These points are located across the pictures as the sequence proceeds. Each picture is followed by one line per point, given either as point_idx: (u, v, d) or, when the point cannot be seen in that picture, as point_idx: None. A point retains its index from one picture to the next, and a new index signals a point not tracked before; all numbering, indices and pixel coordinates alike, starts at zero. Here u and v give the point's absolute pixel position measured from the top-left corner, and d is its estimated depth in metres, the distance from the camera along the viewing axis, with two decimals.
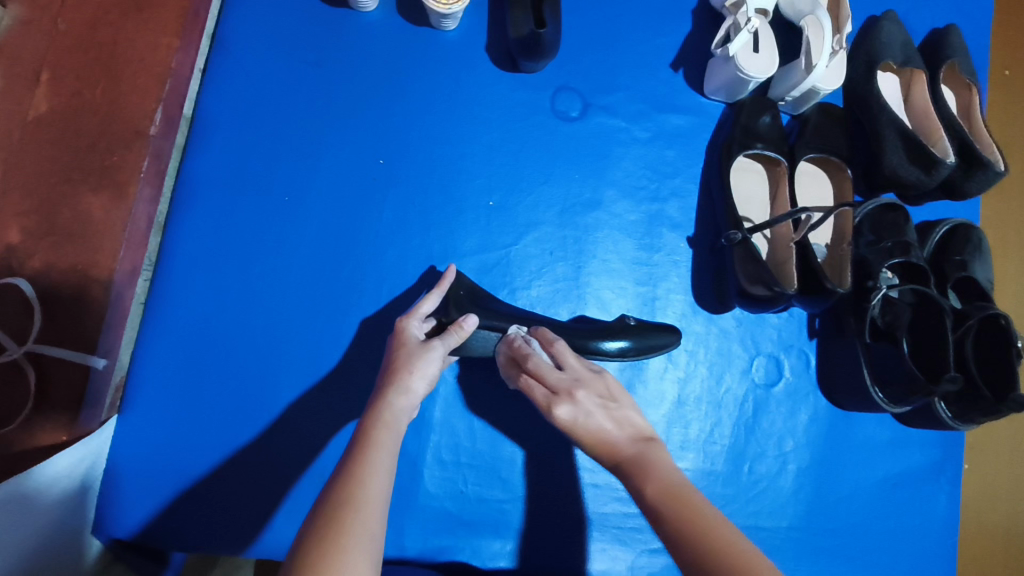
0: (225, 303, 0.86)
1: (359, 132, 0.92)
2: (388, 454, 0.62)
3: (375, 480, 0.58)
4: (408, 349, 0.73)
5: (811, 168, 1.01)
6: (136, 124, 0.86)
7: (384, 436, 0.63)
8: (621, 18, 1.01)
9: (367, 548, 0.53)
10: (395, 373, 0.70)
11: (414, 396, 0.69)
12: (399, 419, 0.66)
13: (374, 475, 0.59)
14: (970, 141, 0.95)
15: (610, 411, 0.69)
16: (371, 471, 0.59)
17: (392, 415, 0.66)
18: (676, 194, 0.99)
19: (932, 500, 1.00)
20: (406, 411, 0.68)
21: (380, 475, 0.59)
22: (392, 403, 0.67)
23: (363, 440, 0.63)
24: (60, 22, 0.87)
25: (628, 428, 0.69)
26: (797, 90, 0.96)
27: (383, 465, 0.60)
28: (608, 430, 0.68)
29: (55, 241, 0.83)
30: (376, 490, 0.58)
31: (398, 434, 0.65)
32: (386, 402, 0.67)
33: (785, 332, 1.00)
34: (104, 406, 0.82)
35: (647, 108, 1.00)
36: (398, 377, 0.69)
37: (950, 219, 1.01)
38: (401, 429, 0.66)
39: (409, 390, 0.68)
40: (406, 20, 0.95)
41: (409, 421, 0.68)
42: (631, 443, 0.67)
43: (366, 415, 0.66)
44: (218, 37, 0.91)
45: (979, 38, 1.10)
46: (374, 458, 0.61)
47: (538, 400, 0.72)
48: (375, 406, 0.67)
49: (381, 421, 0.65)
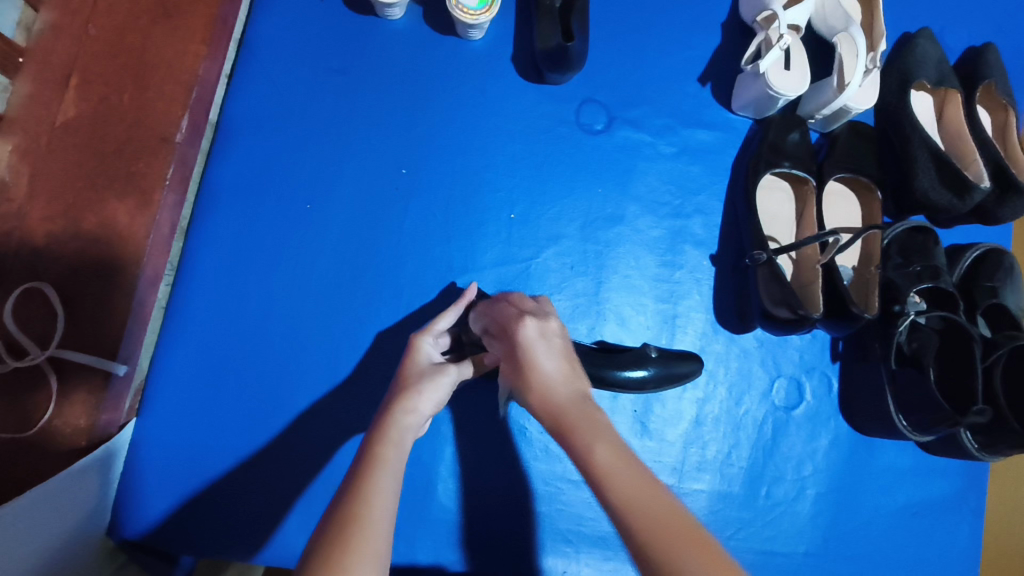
0: (246, 311, 0.86)
1: (383, 143, 0.92)
2: (395, 474, 0.61)
3: (381, 497, 0.57)
4: (417, 365, 0.72)
5: (839, 188, 0.99)
6: (162, 131, 0.84)
7: (390, 454, 0.62)
8: (649, 32, 0.99)
9: (372, 564, 0.52)
10: (404, 392, 0.68)
11: (419, 414, 0.67)
12: (404, 436, 0.65)
13: (380, 492, 0.58)
14: (1005, 165, 0.92)
15: (559, 355, 0.68)
16: (377, 489, 0.58)
17: (399, 427, 0.65)
18: (700, 211, 0.98)
19: (954, 529, 0.98)
20: (412, 428, 0.66)
21: (385, 493, 0.58)
22: (399, 419, 0.65)
23: (369, 456, 0.61)
24: (90, 26, 0.84)
25: (575, 381, 0.67)
26: (827, 109, 0.94)
27: (387, 482, 0.59)
28: (550, 366, 0.67)
29: (79, 247, 0.79)
30: (380, 506, 0.57)
31: (404, 452, 0.64)
32: (392, 419, 0.65)
33: (807, 354, 0.98)
34: (124, 408, 0.81)
35: (672, 122, 0.98)
36: (406, 396, 0.67)
37: (981, 244, 0.98)
38: (406, 448, 0.64)
39: (414, 409, 0.67)
40: (432, 29, 0.94)
41: (414, 440, 0.66)
42: (571, 397, 0.65)
43: (372, 429, 0.65)
44: (245, 44, 0.91)
45: (1015, 56, 1.07)
46: (378, 475, 0.59)
47: (506, 315, 0.73)
48: (380, 421, 0.65)
49: (387, 438, 0.63)
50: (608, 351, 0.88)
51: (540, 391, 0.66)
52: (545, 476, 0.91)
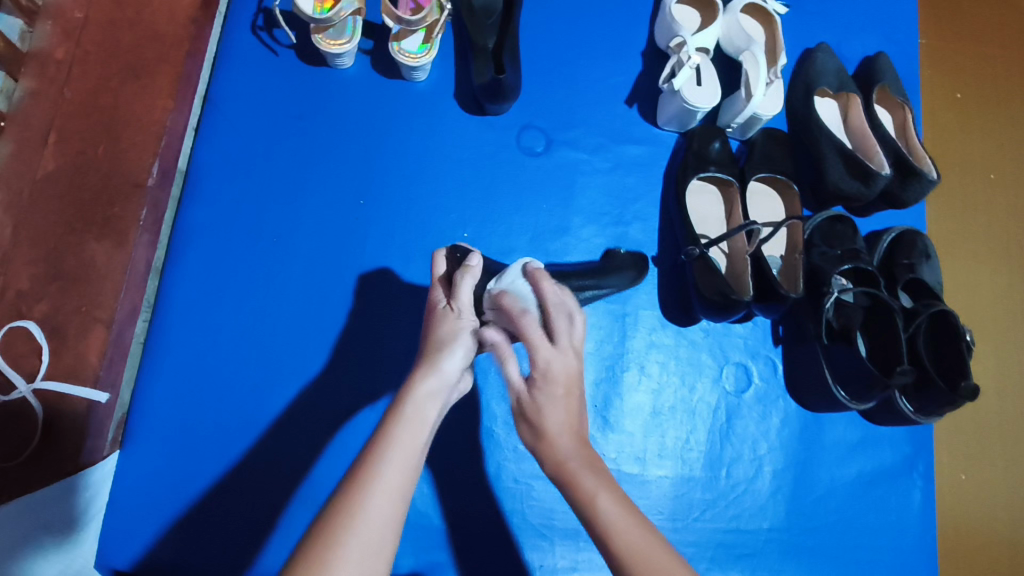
0: (222, 339, 0.92)
1: (341, 177, 1.00)
2: (404, 456, 0.60)
3: (382, 485, 0.58)
4: (451, 327, 0.71)
5: (762, 188, 1.08)
6: (135, 177, 0.91)
7: (404, 433, 0.62)
8: (578, 63, 1.10)
9: (358, 555, 0.54)
10: (430, 353, 0.69)
11: (445, 376, 0.67)
12: (427, 407, 0.65)
13: (392, 473, 0.59)
14: (903, 154, 1.02)
15: (572, 408, 0.68)
16: (379, 475, 0.58)
17: (422, 398, 0.65)
18: (639, 218, 1.07)
19: (907, 495, 1.04)
20: (437, 394, 0.66)
21: (387, 481, 0.58)
22: (420, 390, 0.65)
23: (383, 436, 0.62)
24: (66, 90, 0.92)
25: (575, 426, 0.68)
26: (740, 117, 1.04)
27: (404, 456, 0.60)
28: (562, 416, 0.67)
29: (60, 286, 0.85)
30: (391, 481, 0.58)
31: (420, 429, 0.63)
32: (411, 394, 0.65)
33: (750, 339, 1.06)
34: (107, 440, 0.85)
35: (605, 141, 1.08)
36: (430, 358, 0.68)
37: (896, 227, 1.08)
38: (422, 424, 0.64)
39: (441, 370, 0.66)
40: (380, 75, 1.04)
41: (437, 411, 0.66)
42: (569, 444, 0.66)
43: (395, 401, 0.65)
44: (210, 99, 1.00)
45: (907, 63, 1.21)
46: (387, 457, 0.60)
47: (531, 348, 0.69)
48: (403, 393, 0.65)
49: (403, 415, 0.63)
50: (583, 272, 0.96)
51: (545, 448, 0.67)
52: (516, 474, 0.95)
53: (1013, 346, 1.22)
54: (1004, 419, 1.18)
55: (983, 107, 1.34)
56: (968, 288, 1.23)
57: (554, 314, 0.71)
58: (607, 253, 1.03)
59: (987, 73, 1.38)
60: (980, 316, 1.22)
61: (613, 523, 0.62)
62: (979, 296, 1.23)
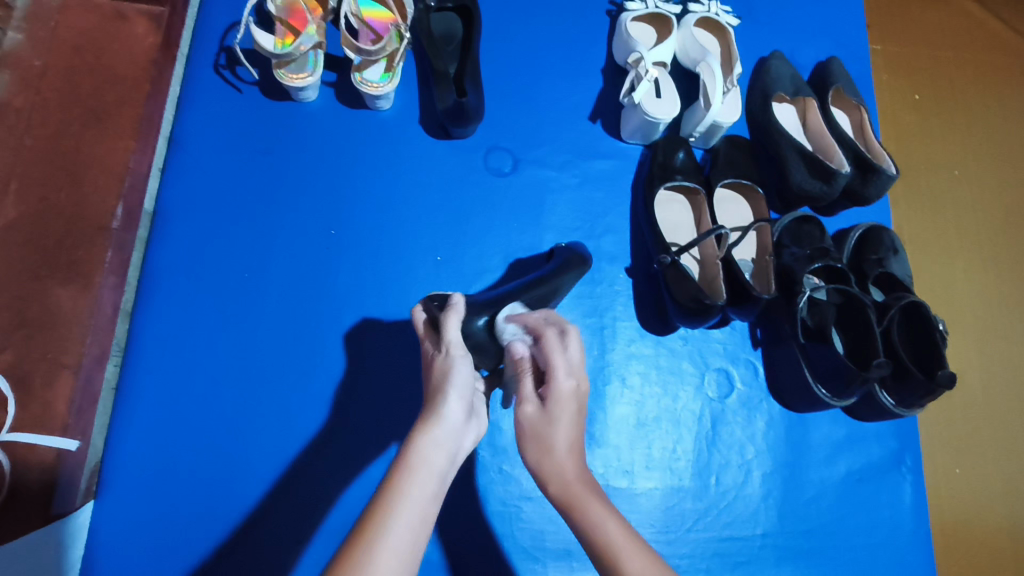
0: (195, 379, 0.91)
1: (311, 209, 1.00)
2: (409, 517, 0.53)
3: (385, 554, 0.50)
4: (442, 368, 0.64)
5: (728, 194, 1.09)
6: (99, 220, 0.91)
7: (406, 490, 0.55)
8: (540, 83, 1.12)
9: None
10: (430, 401, 0.62)
11: (449, 422, 0.60)
12: (434, 456, 0.58)
13: (396, 538, 0.52)
14: (861, 152, 1.05)
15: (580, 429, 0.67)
16: (381, 540, 0.51)
17: (430, 445, 0.59)
18: (610, 231, 1.08)
19: (896, 489, 1.04)
20: (443, 444, 0.59)
21: (390, 547, 0.51)
22: (423, 442, 0.59)
23: (384, 494, 0.55)
24: (26, 137, 0.93)
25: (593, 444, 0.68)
26: (701, 126, 1.06)
27: (415, 507, 0.54)
28: (571, 435, 0.66)
29: (26, 333, 0.85)
30: (398, 549, 0.51)
31: (427, 485, 0.56)
32: (415, 445, 0.58)
33: (729, 344, 1.06)
34: (80, 492, 0.82)
35: (573, 158, 1.10)
36: (432, 405, 0.62)
37: (862, 224, 1.10)
38: (430, 479, 0.57)
39: (442, 418, 0.60)
40: (344, 105, 1.05)
41: (445, 463, 0.59)
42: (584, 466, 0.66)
43: (399, 450, 0.59)
44: (174, 140, 1.00)
45: (858, 67, 1.25)
46: (386, 521, 0.52)
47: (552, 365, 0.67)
48: (406, 446, 0.59)
49: (406, 469, 0.57)
50: (541, 274, 0.90)
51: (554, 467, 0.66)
52: (504, 496, 0.94)
53: (991, 337, 1.24)
54: (987, 411, 1.19)
55: (936, 104, 1.38)
56: (939, 280, 1.25)
57: (548, 332, 0.70)
58: (556, 251, 1.00)
59: (944, 74, 1.42)
60: (957, 308, 1.24)
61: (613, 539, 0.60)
62: (954, 290, 1.25)
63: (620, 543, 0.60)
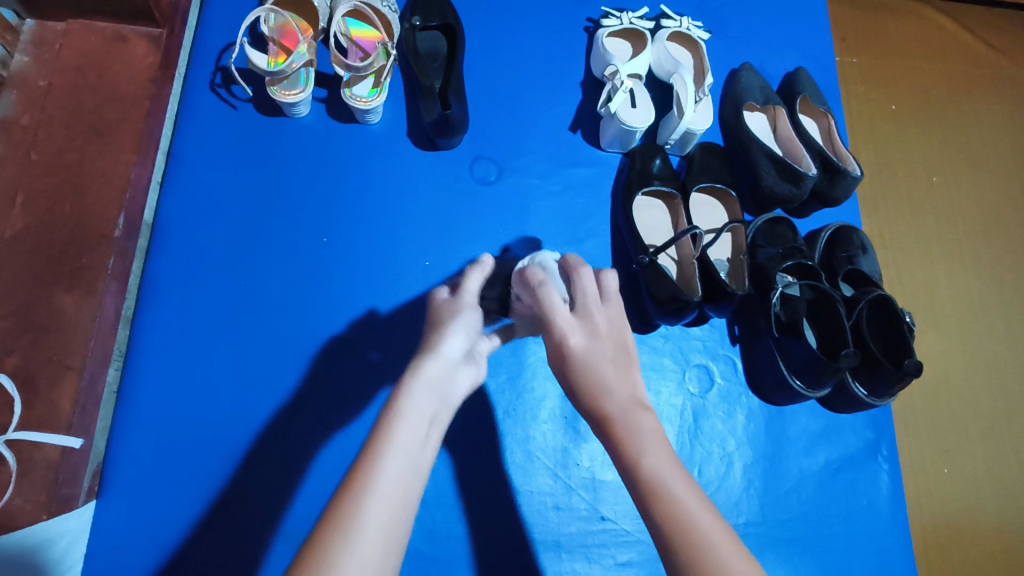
0: (193, 381, 0.94)
1: (304, 218, 1.05)
2: (403, 455, 0.54)
3: (380, 490, 0.51)
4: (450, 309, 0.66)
5: (704, 198, 1.15)
6: (100, 229, 0.96)
7: (402, 429, 0.55)
8: (523, 96, 1.18)
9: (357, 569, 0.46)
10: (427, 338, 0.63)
11: (446, 358, 0.61)
12: (429, 395, 0.58)
13: (392, 475, 0.52)
14: (828, 155, 1.10)
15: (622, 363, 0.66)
16: (378, 477, 0.51)
17: (422, 386, 0.58)
18: (591, 235, 1.13)
19: (873, 478, 1.07)
20: (440, 381, 0.59)
21: (387, 483, 0.51)
22: (420, 379, 0.59)
23: (380, 433, 0.55)
24: (32, 153, 0.98)
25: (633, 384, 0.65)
26: (676, 133, 1.11)
27: (407, 449, 0.54)
28: (617, 367, 0.64)
29: (32, 338, 0.91)
30: (393, 488, 0.51)
31: (422, 422, 0.56)
32: (412, 382, 0.58)
33: (708, 341, 1.11)
34: (82, 489, 0.86)
35: (554, 166, 1.15)
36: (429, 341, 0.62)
37: (832, 225, 1.16)
38: (425, 416, 0.57)
39: (439, 353, 0.61)
40: (335, 120, 1.10)
41: (441, 400, 0.59)
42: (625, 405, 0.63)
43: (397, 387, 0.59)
44: (173, 154, 1.04)
45: (826, 77, 1.31)
46: (383, 458, 0.53)
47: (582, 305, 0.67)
48: (402, 383, 0.59)
49: (400, 407, 0.56)
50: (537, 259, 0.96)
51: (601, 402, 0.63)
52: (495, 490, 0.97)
53: (963, 332, 1.28)
54: (961, 405, 1.23)
55: (904, 112, 1.45)
56: (911, 279, 1.29)
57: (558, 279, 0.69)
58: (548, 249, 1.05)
59: (919, 86, 1.48)
60: (933, 306, 1.29)
61: (660, 477, 0.59)
62: (925, 289, 1.30)
63: (666, 472, 0.59)
